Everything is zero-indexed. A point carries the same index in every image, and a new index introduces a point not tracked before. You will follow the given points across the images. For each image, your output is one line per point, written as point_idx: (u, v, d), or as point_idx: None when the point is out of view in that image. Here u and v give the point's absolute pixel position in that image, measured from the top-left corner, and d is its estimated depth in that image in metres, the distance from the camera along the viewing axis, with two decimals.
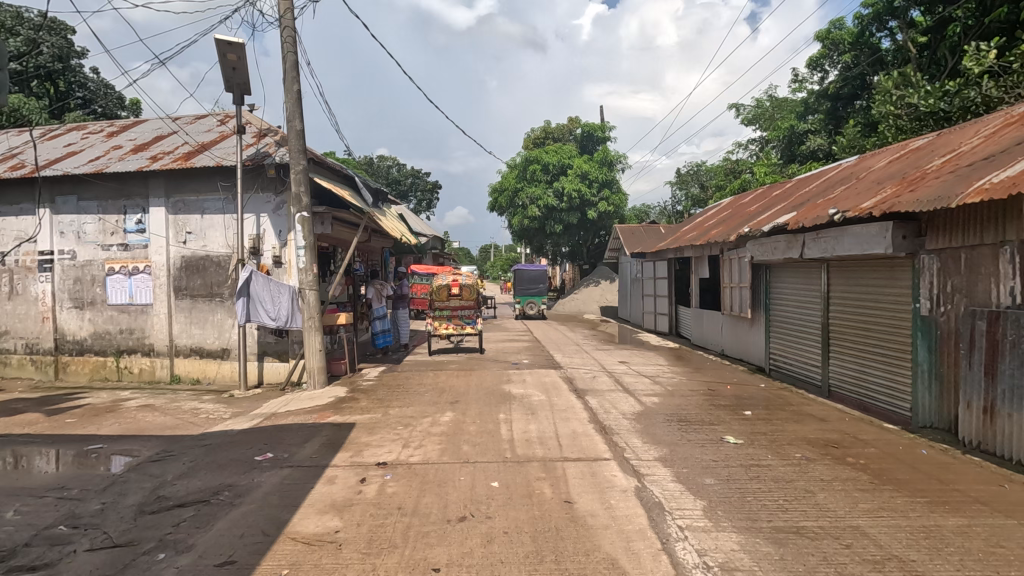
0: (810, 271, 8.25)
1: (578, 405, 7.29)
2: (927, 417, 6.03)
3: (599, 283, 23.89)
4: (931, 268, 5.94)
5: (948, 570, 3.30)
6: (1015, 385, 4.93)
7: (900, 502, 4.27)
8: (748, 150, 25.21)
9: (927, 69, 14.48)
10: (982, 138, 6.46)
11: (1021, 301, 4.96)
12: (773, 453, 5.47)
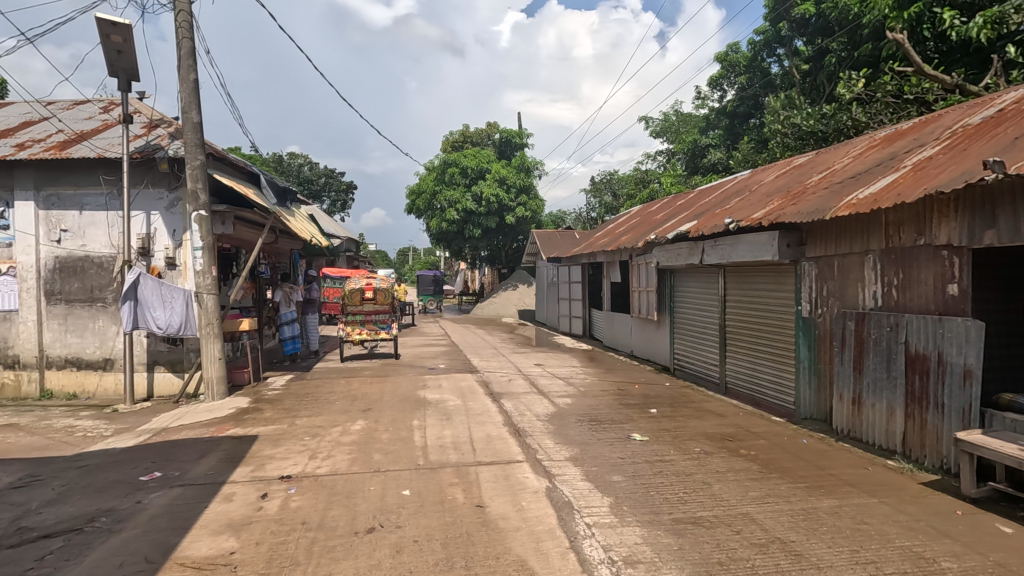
0: (710, 276, 8.83)
1: (494, 409, 7.33)
2: (808, 409, 6.64)
3: (517, 287, 24.19)
4: (810, 274, 6.56)
5: (822, 548, 3.64)
6: (878, 378, 5.55)
7: (783, 488, 4.67)
8: (656, 161, 26.63)
9: (809, 94, 16.08)
10: (851, 157, 7.24)
11: (882, 303, 5.60)
12: (676, 448, 5.78)
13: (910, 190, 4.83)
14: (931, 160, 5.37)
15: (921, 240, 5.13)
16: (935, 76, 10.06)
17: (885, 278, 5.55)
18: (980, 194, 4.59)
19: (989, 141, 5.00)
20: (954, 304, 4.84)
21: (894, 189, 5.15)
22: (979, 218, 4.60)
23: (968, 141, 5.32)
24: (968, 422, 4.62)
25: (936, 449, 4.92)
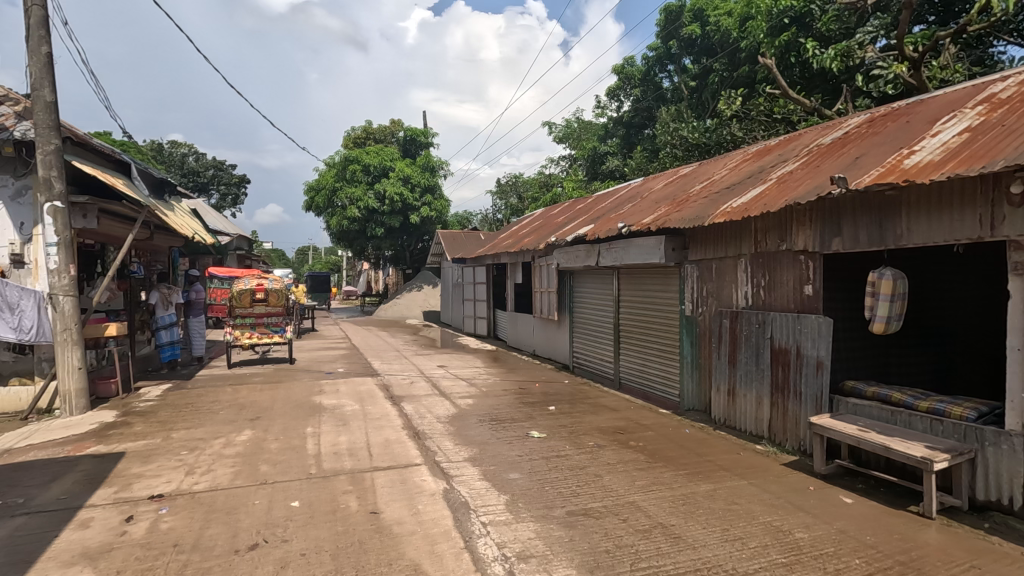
0: (605, 277, 9.25)
1: (393, 413, 7.16)
2: (691, 401, 7.16)
3: (422, 288, 23.85)
4: (693, 276, 7.09)
5: (697, 529, 3.93)
6: (749, 370, 6.12)
7: (666, 476, 5.00)
8: (558, 165, 27.44)
9: (695, 109, 17.34)
10: (729, 169, 7.92)
11: (752, 303, 6.17)
12: (571, 443, 5.99)
13: (774, 200, 5.37)
14: (792, 174, 6.01)
15: (784, 245, 5.70)
16: (798, 100, 11.27)
17: (755, 279, 6.13)
18: (829, 206, 5.19)
19: (836, 159, 5.69)
20: (809, 303, 5.45)
21: (762, 199, 5.70)
22: (828, 226, 5.20)
23: (820, 159, 6.02)
24: (820, 407, 5.22)
25: (795, 432, 5.51)
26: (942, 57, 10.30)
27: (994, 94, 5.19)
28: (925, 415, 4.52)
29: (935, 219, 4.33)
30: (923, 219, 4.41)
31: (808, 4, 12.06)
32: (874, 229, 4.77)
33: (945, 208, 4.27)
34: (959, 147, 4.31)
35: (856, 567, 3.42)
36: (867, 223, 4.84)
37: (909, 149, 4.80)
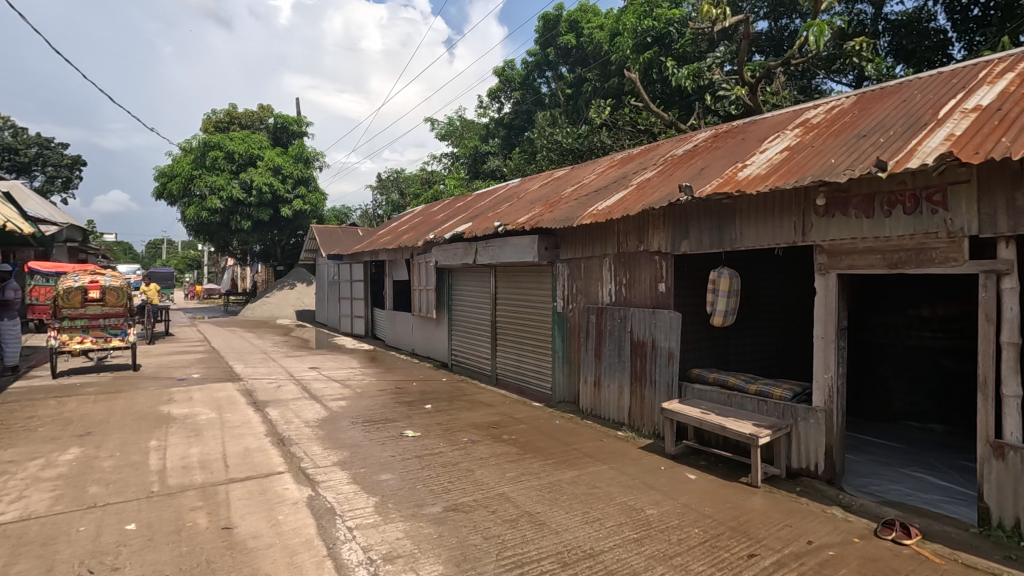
0: (483, 275, 9.39)
1: (255, 419, 6.66)
2: (562, 393, 7.52)
3: (294, 286, 22.45)
4: (563, 274, 7.45)
5: (560, 515, 4.13)
6: (612, 363, 6.57)
7: (535, 466, 5.20)
8: (441, 163, 27.32)
9: (571, 115, 18.18)
10: (596, 174, 8.42)
11: (615, 300, 6.62)
12: (446, 440, 6.00)
13: (633, 205, 5.81)
14: (649, 181, 6.54)
15: (642, 246, 6.18)
16: (658, 113, 12.29)
17: (617, 278, 6.58)
18: (679, 211, 5.72)
19: (686, 169, 6.30)
20: (663, 299, 5.98)
21: (623, 203, 6.14)
22: (678, 229, 5.74)
23: (673, 168, 6.63)
24: (671, 393, 5.76)
25: (651, 418, 6.02)
26: (773, 85, 11.81)
27: (807, 119, 6.07)
28: (754, 397, 5.16)
29: (761, 225, 4.96)
30: (752, 224, 5.03)
31: (667, 26, 13.17)
32: (714, 233, 5.35)
33: (768, 216, 4.90)
34: (780, 163, 4.97)
35: (695, 536, 3.81)
36: (709, 228, 5.42)
37: (743, 163, 5.44)
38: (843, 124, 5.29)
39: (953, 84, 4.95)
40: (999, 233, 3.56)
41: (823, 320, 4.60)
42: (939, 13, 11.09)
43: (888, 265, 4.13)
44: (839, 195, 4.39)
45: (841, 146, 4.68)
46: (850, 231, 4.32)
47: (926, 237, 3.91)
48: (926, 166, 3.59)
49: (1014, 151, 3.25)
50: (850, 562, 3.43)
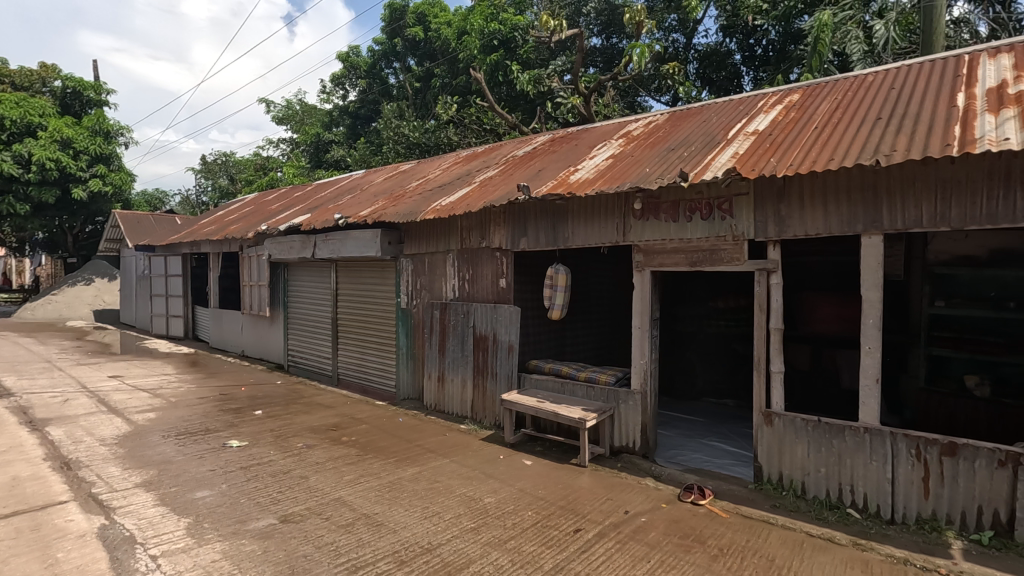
0: (322, 270, 8.87)
1: (30, 442, 5.51)
2: (407, 390, 7.43)
3: (92, 282, 19.09)
4: (407, 269, 7.34)
5: (399, 514, 4.07)
6: (456, 357, 6.65)
7: (375, 466, 5.06)
8: (278, 149, 25.25)
9: (419, 109, 17.94)
10: (442, 170, 8.44)
11: (459, 295, 6.70)
12: (277, 448, 5.57)
13: (475, 202, 5.92)
14: (491, 179, 6.73)
15: (484, 242, 6.33)
16: (502, 114, 12.70)
17: (460, 274, 6.67)
18: (518, 209, 5.97)
19: (525, 170, 6.59)
20: (503, 294, 6.20)
21: (466, 200, 6.23)
22: (517, 227, 5.98)
23: (514, 168, 6.89)
24: (511, 384, 6.02)
25: (492, 410, 6.23)
26: (605, 97, 12.87)
27: (629, 131, 6.73)
28: (584, 383, 5.59)
29: (589, 226, 5.37)
30: (582, 225, 5.43)
31: (512, 31, 13.72)
32: (549, 231, 5.68)
33: (595, 217, 5.33)
34: (605, 169, 5.43)
35: (528, 518, 4.02)
36: (544, 227, 5.73)
37: (575, 167, 5.85)
38: (658, 137, 5.96)
39: (739, 110, 5.84)
40: (769, 237, 4.29)
41: (639, 312, 5.13)
42: (734, 49, 13.01)
43: (689, 263, 4.75)
44: (653, 201, 4.93)
45: (655, 157, 5.25)
46: (661, 233, 4.88)
47: (718, 240, 4.56)
48: (718, 178, 4.18)
49: (779, 170, 3.92)
50: (658, 526, 3.88)
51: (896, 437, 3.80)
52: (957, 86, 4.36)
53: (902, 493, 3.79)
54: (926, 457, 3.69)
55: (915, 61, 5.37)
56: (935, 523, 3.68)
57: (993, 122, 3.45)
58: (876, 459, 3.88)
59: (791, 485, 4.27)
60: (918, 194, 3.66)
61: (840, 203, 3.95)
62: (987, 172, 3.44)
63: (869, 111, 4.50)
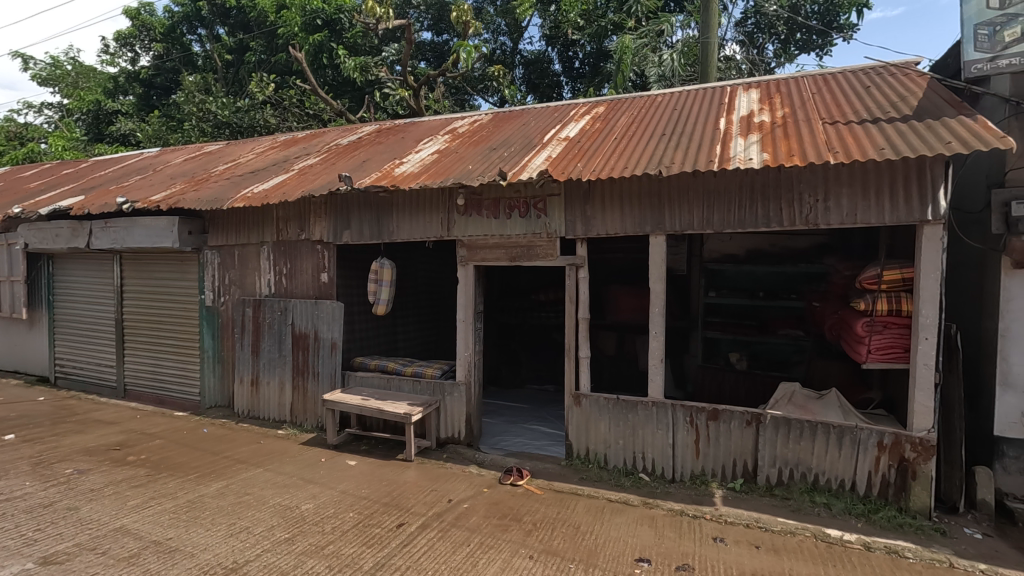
0: (101, 263, 7.52)
1: None
2: (213, 398, 6.68)
3: None
4: (213, 262, 6.58)
5: (199, 535, 3.65)
6: (272, 358, 6.16)
7: (170, 486, 4.46)
8: (42, 116, 20.69)
9: (230, 85, 16.09)
10: (255, 154, 7.71)
11: (275, 291, 6.20)
12: (35, 477, 4.60)
13: (292, 191, 5.52)
14: (311, 167, 6.33)
15: (303, 234, 5.94)
16: (326, 99, 11.99)
17: (276, 268, 6.16)
18: (340, 201, 5.70)
19: (349, 160, 6.32)
20: (325, 289, 5.89)
21: (282, 187, 5.79)
22: (339, 219, 5.72)
23: (336, 157, 6.56)
24: (334, 382, 5.78)
25: (314, 411, 5.91)
26: (435, 92, 12.92)
27: (455, 128, 6.84)
28: (410, 378, 5.57)
29: (414, 220, 5.36)
30: (407, 218, 5.39)
31: (337, 13, 13.10)
32: (374, 224, 5.54)
33: (420, 211, 5.33)
34: (430, 164, 5.45)
35: (349, 520, 3.90)
36: (369, 220, 5.57)
37: (400, 160, 5.77)
38: (482, 136, 6.16)
39: (554, 117, 6.31)
40: (577, 235, 4.71)
41: (464, 306, 5.25)
42: (555, 59, 13.89)
43: (509, 258, 5.01)
44: (475, 197, 5.08)
45: (478, 155, 5.41)
46: (483, 229, 5.06)
47: (534, 237, 4.87)
48: (533, 179, 4.45)
49: (583, 175, 4.31)
50: (479, 510, 4.04)
51: (675, 408, 4.47)
52: (721, 112, 5.23)
53: (680, 455, 4.46)
54: (696, 423, 4.40)
55: (693, 88, 6.31)
56: (704, 477, 4.39)
57: (743, 145, 4.21)
58: (661, 428, 4.50)
59: (596, 458, 4.76)
60: (691, 202, 4.32)
61: (633, 207, 4.49)
62: (738, 186, 4.19)
63: (657, 128, 5.18)
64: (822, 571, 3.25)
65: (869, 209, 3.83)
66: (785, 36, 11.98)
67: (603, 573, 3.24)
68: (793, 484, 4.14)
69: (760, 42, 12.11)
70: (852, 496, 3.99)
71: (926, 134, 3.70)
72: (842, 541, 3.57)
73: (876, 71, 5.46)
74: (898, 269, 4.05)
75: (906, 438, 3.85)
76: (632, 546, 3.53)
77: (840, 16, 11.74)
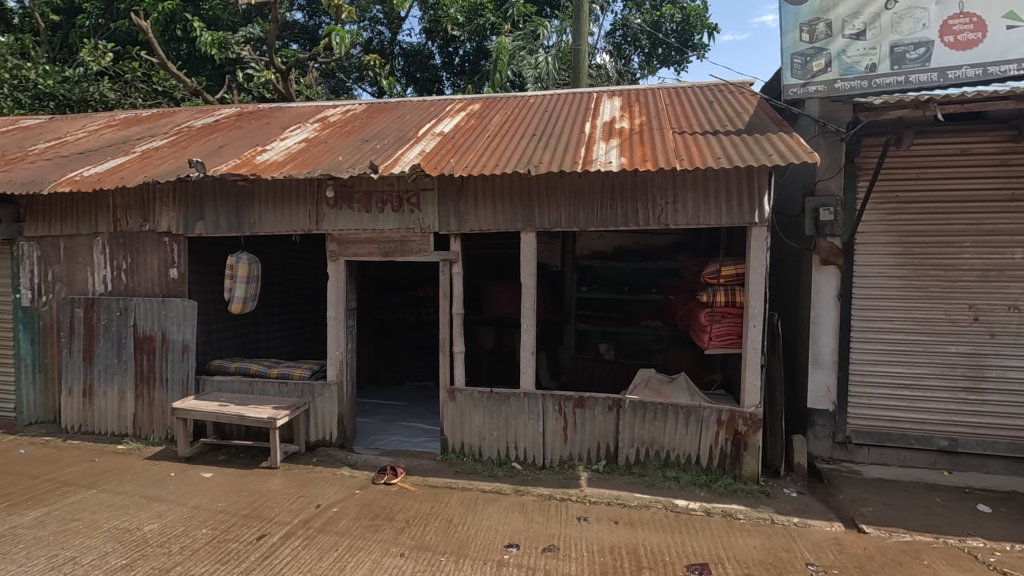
0: None
1: None
2: (33, 414, 5.76)
3: None
4: (31, 256, 5.65)
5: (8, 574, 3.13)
6: (109, 365, 5.45)
7: None
8: None
9: (57, 51, 13.84)
10: (87, 132, 6.74)
11: (112, 288, 5.48)
12: None
13: (131, 176, 4.91)
14: (157, 150, 5.68)
15: (146, 225, 5.31)
16: (178, 76, 10.79)
17: (114, 262, 5.45)
18: (191, 189, 5.17)
19: (203, 144, 5.76)
20: (175, 286, 5.31)
21: (119, 171, 5.13)
22: (190, 209, 5.19)
23: (188, 141, 5.95)
24: (187, 389, 5.25)
25: (162, 422, 5.33)
26: (306, 77, 12.22)
27: (326, 116, 6.53)
28: (275, 380, 5.23)
29: (277, 212, 5.03)
30: (269, 210, 5.04)
31: None
32: (231, 215, 5.11)
33: (284, 203, 5.01)
34: (296, 153, 5.15)
35: (201, 537, 3.58)
36: (226, 210, 5.13)
37: (262, 147, 5.38)
38: (353, 126, 5.95)
39: (430, 111, 6.26)
40: (451, 231, 4.73)
41: (335, 302, 5.04)
42: (435, 53, 13.72)
43: (382, 254, 4.89)
44: (345, 190, 4.88)
45: (348, 146, 5.21)
46: (354, 223, 4.89)
47: (407, 232, 4.82)
48: (405, 173, 4.38)
49: (456, 171, 4.33)
50: (349, 513, 3.91)
51: (545, 397, 4.67)
52: (587, 117, 5.54)
53: (550, 442, 4.68)
54: (564, 411, 4.64)
55: (563, 92, 6.62)
56: (571, 461, 4.65)
57: (605, 149, 4.50)
58: (532, 418, 4.69)
59: (470, 451, 4.83)
60: (558, 201, 4.53)
61: (504, 203, 4.60)
62: (600, 187, 4.47)
63: (528, 128, 5.36)
64: (670, 538, 3.60)
65: (710, 211, 4.28)
66: (648, 49, 12.90)
67: (473, 562, 3.29)
68: (648, 461, 4.53)
69: (627, 53, 12.94)
70: (697, 468, 4.46)
71: (755, 147, 4.21)
72: (687, 510, 3.98)
73: (719, 88, 6.12)
74: (733, 265, 4.58)
75: (739, 414, 4.37)
76: (502, 533, 3.64)
77: (694, 35, 12.88)
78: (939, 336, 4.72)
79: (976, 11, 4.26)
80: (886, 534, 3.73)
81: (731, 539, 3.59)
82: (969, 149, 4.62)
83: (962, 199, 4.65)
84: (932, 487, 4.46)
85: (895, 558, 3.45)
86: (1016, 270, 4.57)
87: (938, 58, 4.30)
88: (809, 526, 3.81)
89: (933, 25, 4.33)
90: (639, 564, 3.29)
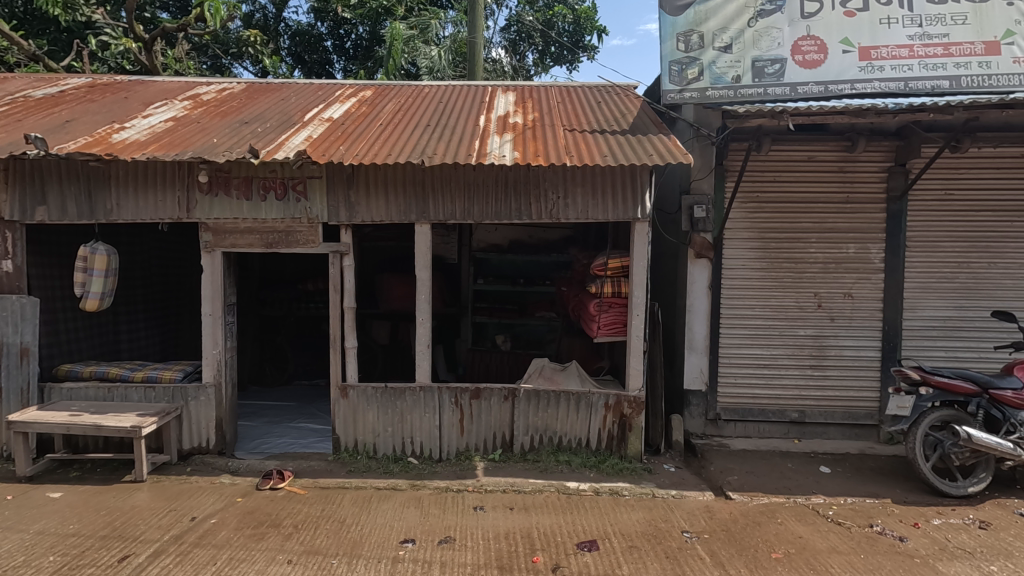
0: None
1: None
2: None
3: None
4: None
5: None
6: None
7: None
8: None
9: None
10: None
11: None
12: None
13: None
14: None
15: None
16: (11, 37, 9.26)
17: None
18: (28, 167, 4.47)
19: (44, 118, 5.00)
20: (8, 281, 4.57)
21: None
22: (28, 191, 4.49)
23: (25, 112, 5.15)
24: (27, 399, 4.59)
25: None
26: (175, 50, 11.05)
27: (198, 94, 5.95)
28: (139, 385, 4.70)
29: (140, 198, 4.52)
30: (130, 194, 4.52)
31: None
32: (82, 199, 4.51)
33: (148, 187, 4.51)
34: (162, 133, 4.64)
35: (48, 566, 3.15)
36: (75, 194, 4.51)
37: (120, 124, 4.79)
38: (230, 107, 5.49)
39: (318, 95, 5.95)
40: (341, 221, 4.54)
41: (210, 298, 4.63)
42: (325, 34, 12.95)
43: (264, 244, 4.57)
44: (220, 174, 4.50)
45: (224, 128, 4.79)
46: (232, 211, 4.53)
47: (293, 221, 4.55)
48: (289, 159, 4.13)
49: (345, 159, 4.16)
50: (229, 523, 3.64)
51: (441, 390, 4.65)
52: (482, 110, 5.56)
53: (446, 435, 4.68)
54: (460, 402, 4.65)
55: (458, 83, 6.58)
56: (468, 452, 4.68)
57: (499, 143, 4.55)
58: (428, 412, 4.66)
59: (364, 448, 4.70)
60: (453, 193, 4.52)
61: (396, 194, 4.50)
62: (493, 179, 4.52)
63: (422, 119, 5.26)
64: (561, 519, 3.76)
65: (597, 206, 4.50)
66: (541, 47, 13.13)
67: (366, 562, 3.21)
68: (542, 447, 4.69)
69: (521, 50, 13.13)
70: (587, 451, 4.69)
71: (638, 147, 4.47)
72: (577, 491, 4.17)
73: (606, 90, 6.42)
74: (619, 258, 4.84)
75: (625, 398, 4.65)
76: (398, 529, 3.58)
77: (584, 36, 13.34)
78: (790, 320, 5.35)
79: (820, 35, 4.85)
80: (747, 498, 4.17)
81: (616, 515, 3.83)
82: (814, 156, 5.25)
83: (809, 200, 5.29)
84: (784, 454, 5.06)
85: (755, 519, 3.87)
86: (850, 262, 5.29)
87: (790, 74, 4.85)
88: (684, 497, 4.16)
89: (786, 44, 4.88)
90: (533, 547, 3.40)
